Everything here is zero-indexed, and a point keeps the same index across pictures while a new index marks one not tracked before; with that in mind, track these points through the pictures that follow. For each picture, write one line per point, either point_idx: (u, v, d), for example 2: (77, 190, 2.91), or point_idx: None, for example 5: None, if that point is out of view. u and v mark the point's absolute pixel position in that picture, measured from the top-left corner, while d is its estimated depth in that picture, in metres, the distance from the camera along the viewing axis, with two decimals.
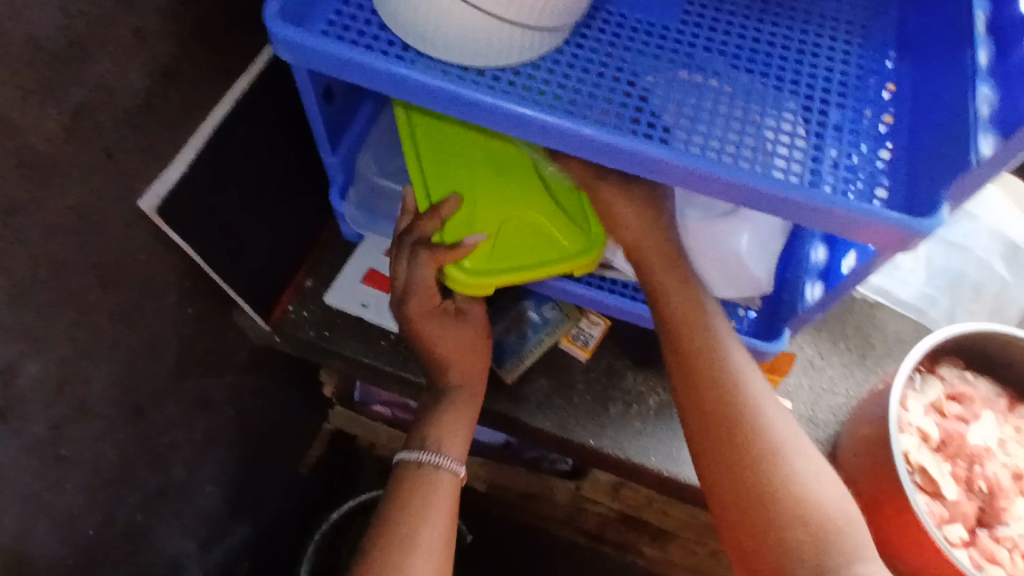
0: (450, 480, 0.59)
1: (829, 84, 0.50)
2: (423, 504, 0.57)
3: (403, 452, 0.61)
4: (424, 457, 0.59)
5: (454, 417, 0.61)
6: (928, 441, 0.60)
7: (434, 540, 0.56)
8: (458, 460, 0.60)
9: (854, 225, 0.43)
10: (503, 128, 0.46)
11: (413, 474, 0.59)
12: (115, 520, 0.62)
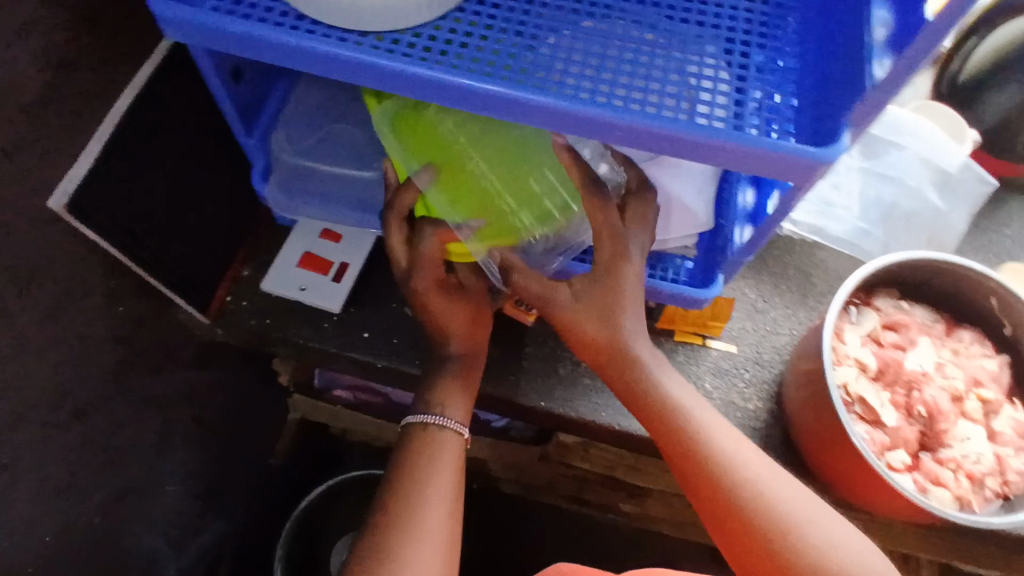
0: (458, 440, 0.59)
1: (736, 25, 0.50)
2: (433, 465, 0.56)
3: (410, 415, 0.60)
4: (432, 420, 0.58)
5: (455, 383, 0.61)
6: (865, 371, 0.61)
7: (446, 498, 0.55)
8: (464, 422, 0.60)
9: (757, 158, 0.43)
10: (405, 91, 0.45)
11: (420, 435, 0.58)
12: (74, 525, 0.61)
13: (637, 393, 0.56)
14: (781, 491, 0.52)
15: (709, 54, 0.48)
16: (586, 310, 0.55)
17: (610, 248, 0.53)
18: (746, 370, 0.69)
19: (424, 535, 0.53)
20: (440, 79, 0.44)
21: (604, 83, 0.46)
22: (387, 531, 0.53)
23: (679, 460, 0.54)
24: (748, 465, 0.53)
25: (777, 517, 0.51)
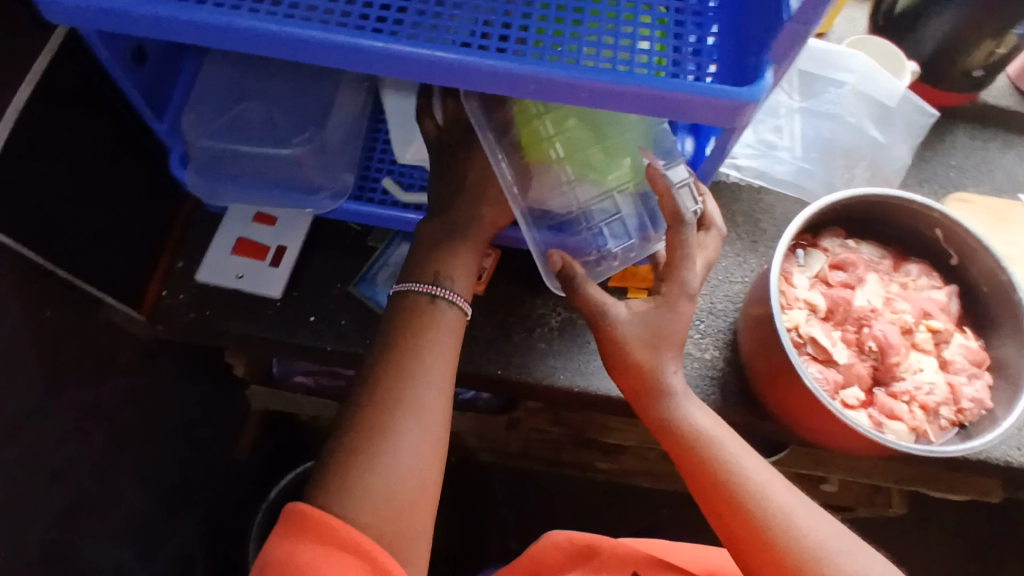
0: (456, 316, 0.55)
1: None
2: (432, 340, 0.53)
3: (403, 283, 0.56)
4: (433, 291, 0.55)
5: (461, 249, 0.57)
6: (816, 312, 0.61)
7: (440, 372, 0.52)
8: (465, 296, 0.56)
9: (680, 103, 0.41)
10: (309, 58, 0.43)
11: (420, 309, 0.54)
12: (26, 541, 0.58)
13: (672, 428, 0.54)
14: (814, 520, 0.51)
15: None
16: (641, 335, 0.53)
17: (677, 276, 0.52)
18: (700, 321, 0.69)
19: (419, 412, 0.51)
20: (343, 42, 0.41)
21: (517, 36, 0.44)
22: (378, 405, 0.50)
23: (717, 495, 0.53)
24: (780, 495, 0.52)
25: (814, 549, 0.50)
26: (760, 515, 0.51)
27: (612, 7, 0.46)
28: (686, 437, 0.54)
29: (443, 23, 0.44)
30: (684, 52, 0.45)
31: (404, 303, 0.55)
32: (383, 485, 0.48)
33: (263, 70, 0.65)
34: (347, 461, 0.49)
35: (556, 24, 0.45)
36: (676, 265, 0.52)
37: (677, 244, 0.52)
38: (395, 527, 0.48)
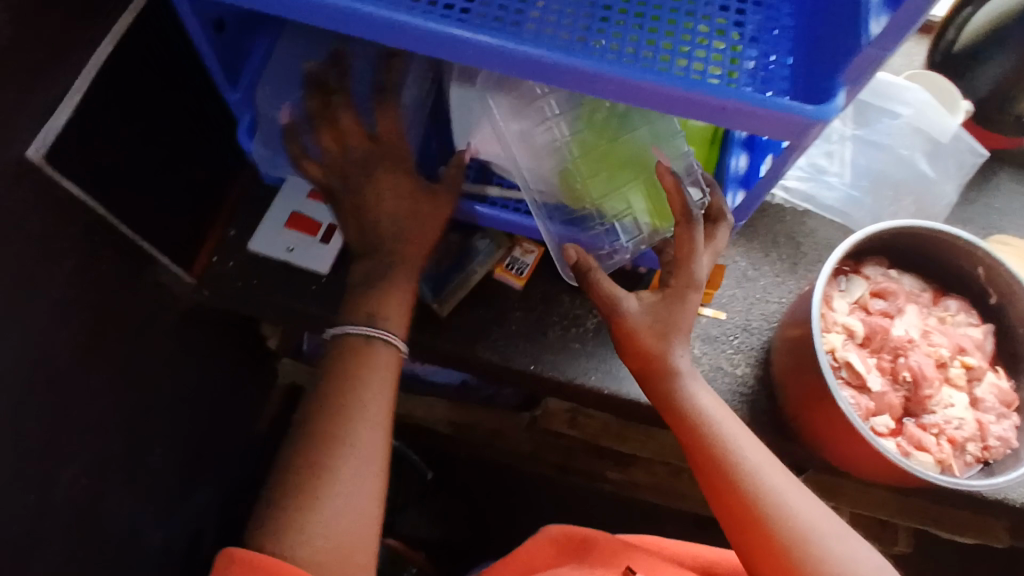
0: (393, 355, 0.57)
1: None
2: (370, 381, 0.55)
3: (341, 325, 0.58)
4: (376, 333, 0.56)
5: (404, 292, 0.58)
6: (853, 338, 0.62)
7: (379, 413, 0.55)
8: (401, 334, 0.57)
9: (750, 116, 0.42)
10: (392, 41, 0.44)
11: (355, 350, 0.56)
12: (57, 491, 0.58)
13: (677, 410, 0.55)
14: (808, 507, 0.52)
15: (703, 12, 0.47)
16: (651, 326, 0.54)
17: (684, 271, 0.53)
18: (735, 337, 0.70)
19: (359, 451, 0.53)
20: (428, 28, 0.42)
21: (597, 38, 0.45)
22: (318, 447, 0.52)
23: (713, 477, 0.54)
24: (777, 481, 0.53)
25: (804, 536, 0.51)
26: (752, 501, 0.52)
27: (692, 18, 0.47)
28: (688, 418, 0.55)
29: (525, 18, 0.45)
30: (756, 69, 0.46)
31: (341, 346, 0.57)
32: (321, 526, 0.50)
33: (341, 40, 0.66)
34: (291, 501, 0.51)
35: (636, 30, 0.46)
36: (682, 260, 0.53)
37: (684, 243, 0.53)
38: (337, 570, 0.49)
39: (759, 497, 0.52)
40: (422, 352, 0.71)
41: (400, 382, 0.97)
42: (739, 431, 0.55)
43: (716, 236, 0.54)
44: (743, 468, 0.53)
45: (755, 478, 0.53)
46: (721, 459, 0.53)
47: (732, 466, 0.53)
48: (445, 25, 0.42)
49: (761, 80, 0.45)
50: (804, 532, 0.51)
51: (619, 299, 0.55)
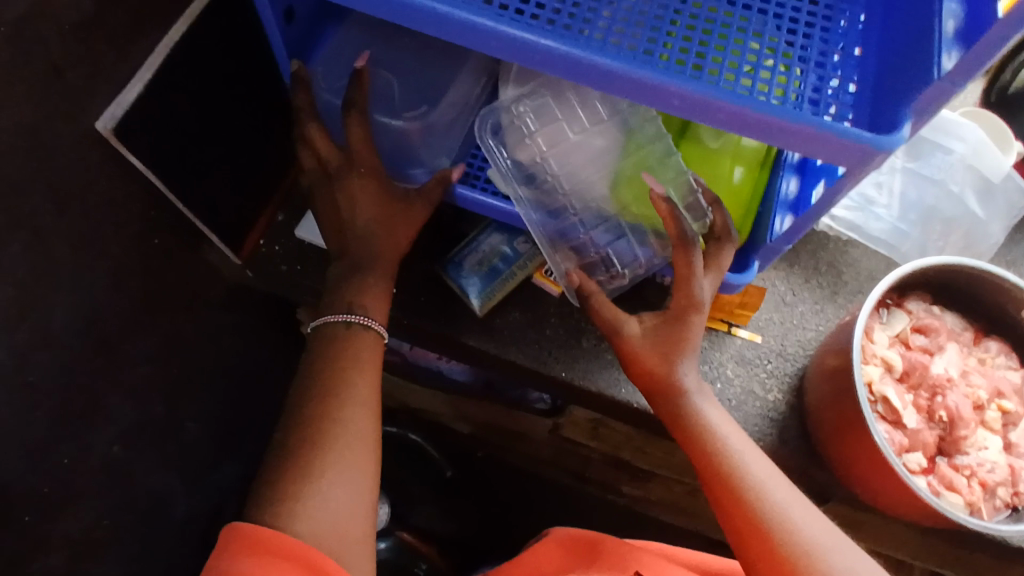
0: (375, 339, 0.59)
1: (800, 9, 0.49)
2: (352, 363, 0.57)
3: (321, 317, 0.60)
4: (357, 320, 0.59)
5: (381, 284, 0.61)
6: (891, 372, 0.61)
7: (365, 394, 0.56)
8: (381, 321, 0.60)
9: (814, 140, 0.42)
10: (460, 40, 0.44)
11: (336, 336, 0.58)
12: (89, 450, 0.60)
13: (682, 428, 0.56)
14: (813, 522, 0.51)
15: (768, 36, 0.47)
16: (653, 347, 0.55)
17: (684, 289, 0.53)
18: (769, 361, 0.70)
19: (347, 432, 0.54)
20: (501, 30, 0.42)
21: (664, 52, 0.45)
22: (310, 429, 0.54)
23: (719, 496, 0.54)
24: (782, 496, 0.52)
25: (806, 550, 0.50)
26: (757, 518, 0.52)
27: (758, 39, 0.47)
28: (692, 437, 0.55)
29: (590, 24, 0.45)
30: (821, 95, 0.45)
31: (323, 335, 0.59)
32: (318, 498, 0.50)
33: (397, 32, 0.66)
34: (283, 482, 0.51)
35: (704, 48, 0.46)
36: (682, 279, 0.53)
37: (682, 262, 0.53)
38: (336, 545, 0.50)
39: (765, 513, 0.52)
40: (456, 349, 0.72)
41: (426, 378, 0.98)
42: (745, 449, 0.55)
43: (721, 255, 0.55)
44: (749, 485, 0.53)
45: (760, 495, 0.52)
46: (726, 479, 0.53)
47: (737, 484, 0.53)
48: (518, 29, 0.42)
49: (825, 106, 0.45)
50: (808, 548, 0.50)
51: (621, 321, 0.56)
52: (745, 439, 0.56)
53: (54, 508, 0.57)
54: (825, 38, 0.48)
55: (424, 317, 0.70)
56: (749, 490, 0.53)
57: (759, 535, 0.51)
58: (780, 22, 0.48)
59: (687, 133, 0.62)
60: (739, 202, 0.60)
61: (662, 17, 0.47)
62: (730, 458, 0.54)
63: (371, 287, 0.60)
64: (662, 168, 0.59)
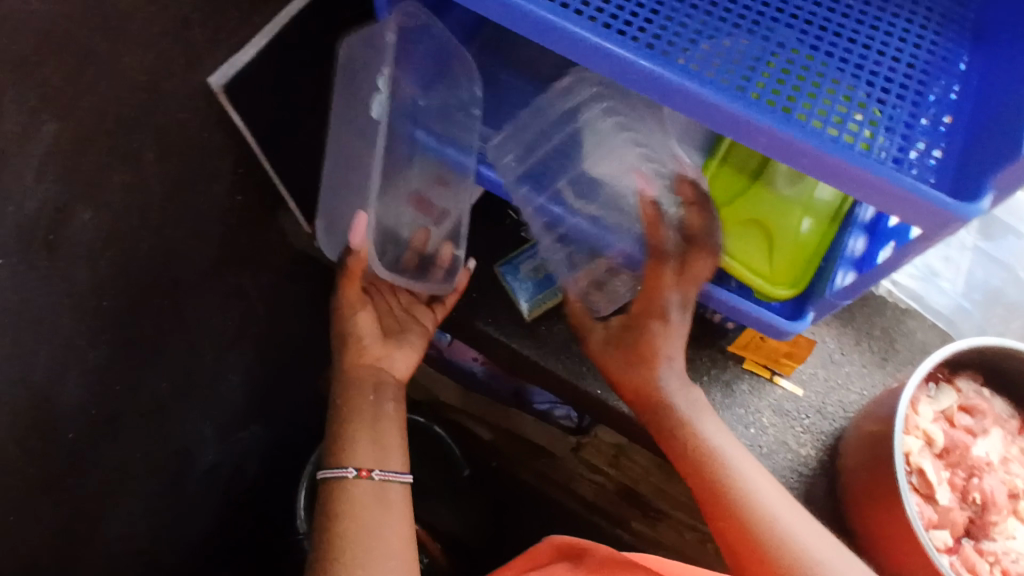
0: (363, 484, 0.56)
1: (897, 68, 0.49)
2: (342, 511, 0.55)
3: (326, 473, 0.58)
4: (339, 474, 0.56)
5: (362, 427, 0.59)
6: (931, 446, 0.61)
7: (387, 545, 0.53)
8: (367, 466, 0.57)
9: (893, 195, 0.42)
10: (562, 50, 0.46)
11: (340, 489, 0.56)
12: (138, 383, 0.63)
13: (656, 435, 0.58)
14: (805, 534, 0.51)
15: (861, 89, 0.47)
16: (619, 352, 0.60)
17: (642, 301, 0.58)
18: (806, 417, 0.70)
19: None
20: (605, 48, 0.44)
21: (756, 90, 0.46)
22: None
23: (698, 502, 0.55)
24: (769, 505, 0.52)
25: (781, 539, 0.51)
26: (747, 530, 0.52)
27: (852, 91, 0.47)
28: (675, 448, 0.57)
29: (688, 52, 0.46)
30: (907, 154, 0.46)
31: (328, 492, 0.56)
32: None
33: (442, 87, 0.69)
34: None
35: (796, 92, 0.46)
36: (648, 291, 0.57)
37: (646, 275, 0.58)
38: None
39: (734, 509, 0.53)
40: (499, 350, 0.74)
41: (459, 376, 1.00)
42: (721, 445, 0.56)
43: (694, 261, 0.56)
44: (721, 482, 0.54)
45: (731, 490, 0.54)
46: (712, 490, 0.54)
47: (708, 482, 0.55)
48: (621, 48, 0.44)
49: (908, 164, 0.45)
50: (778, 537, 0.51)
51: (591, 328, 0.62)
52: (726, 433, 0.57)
53: (98, 431, 0.60)
54: (918, 99, 0.48)
55: (473, 313, 0.72)
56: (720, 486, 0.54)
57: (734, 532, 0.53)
58: (876, 77, 0.48)
59: (763, 174, 0.61)
60: (804, 251, 0.59)
61: (760, 56, 0.47)
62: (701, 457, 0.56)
63: (372, 415, 0.60)
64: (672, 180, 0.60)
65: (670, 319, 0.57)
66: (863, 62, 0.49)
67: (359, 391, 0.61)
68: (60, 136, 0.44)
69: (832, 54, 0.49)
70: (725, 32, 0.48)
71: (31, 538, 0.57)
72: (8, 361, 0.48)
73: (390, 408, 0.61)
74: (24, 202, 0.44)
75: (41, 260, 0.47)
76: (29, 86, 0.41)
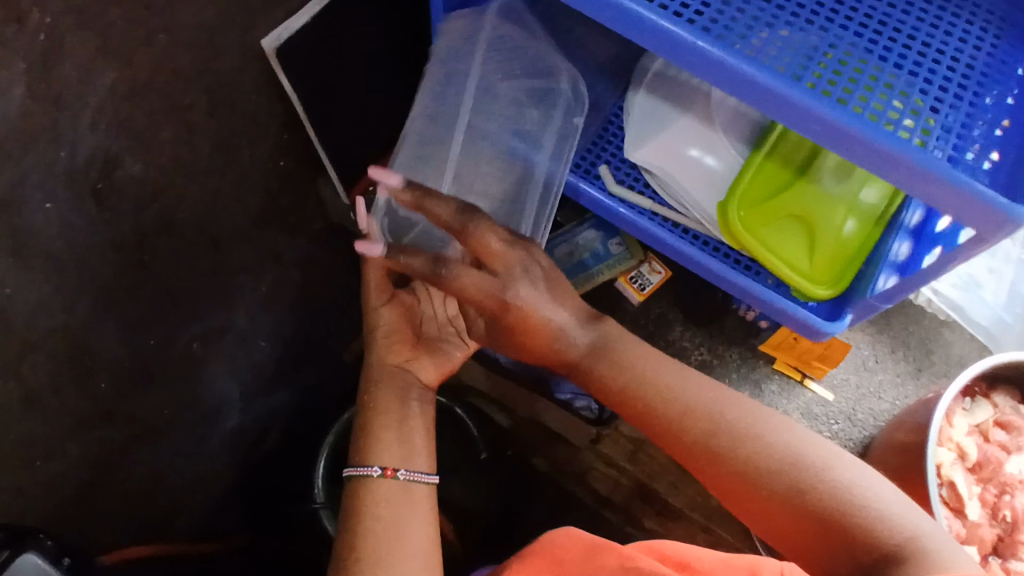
0: (386, 482, 0.55)
1: (955, 68, 0.47)
2: (363, 510, 0.53)
3: (349, 469, 0.56)
4: (363, 472, 0.55)
5: (386, 423, 0.58)
6: (964, 460, 0.59)
7: (413, 544, 0.52)
8: (392, 464, 0.56)
9: (944, 191, 0.41)
10: (617, 27, 0.46)
11: (361, 487, 0.55)
12: (174, 339, 0.64)
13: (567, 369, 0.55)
14: (779, 436, 0.48)
15: (918, 85, 0.46)
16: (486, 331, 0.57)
17: (496, 304, 0.52)
18: (836, 423, 0.69)
19: None
20: (661, 25, 0.44)
21: (810, 79, 0.45)
22: None
23: (639, 427, 0.53)
24: (740, 423, 0.49)
25: (706, 441, 0.49)
26: (737, 472, 0.48)
27: (908, 87, 0.46)
28: (623, 403, 0.53)
29: (742, 35, 0.45)
30: (961, 152, 0.44)
31: (350, 489, 0.55)
32: None
33: (510, 86, 0.67)
34: None
35: (850, 83, 0.45)
36: (492, 292, 0.51)
37: (472, 283, 0.51)
38: None
39: (663, 427, 0.51)
40: None
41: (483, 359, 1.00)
42: (621, 355, 0.53)
43: (488, 238, 0.52)
44: (637, 399, 0.52)
45: (644, 406, 0.52)
46: (687, 450, 0.50)
47: (629, 404, 0.52)
48: (677, 26, 0.43)
49: (962, 162, 0.44)
50: (704, 441, 0.49)
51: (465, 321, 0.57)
52: (625, 339, 0.54)
53: (131, 383, 0.61)
54: (975, 100, 0.47)
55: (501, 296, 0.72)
56: (637, 401, 0.52)
57: (683, 452, 0.50)
58: (934, 76, 0.47)
59: (808, 171, 0.59)
60: (845, 253, 0.58)
61: (815, 46, 0.47)
62: (607, 376, 0.53)
63: (398, 415, 0.58)
64: (691, 177, 0.60)
65: (523, 302, 0.52)
66: (922, 60, 0.47)
67: (391, 397, 0.59)
68: (116, 87, 0.45)
69: (889, 49, 0.47)
70: (783, 20, 0.47)
71: (59, 482, 0.59)
72: (51, 305, 0.49)
73: (417, 411, 0.59)
74: (77, 148, 0.45)
75: (90, 209, 0.48)
76: (88, 33, 0.41)
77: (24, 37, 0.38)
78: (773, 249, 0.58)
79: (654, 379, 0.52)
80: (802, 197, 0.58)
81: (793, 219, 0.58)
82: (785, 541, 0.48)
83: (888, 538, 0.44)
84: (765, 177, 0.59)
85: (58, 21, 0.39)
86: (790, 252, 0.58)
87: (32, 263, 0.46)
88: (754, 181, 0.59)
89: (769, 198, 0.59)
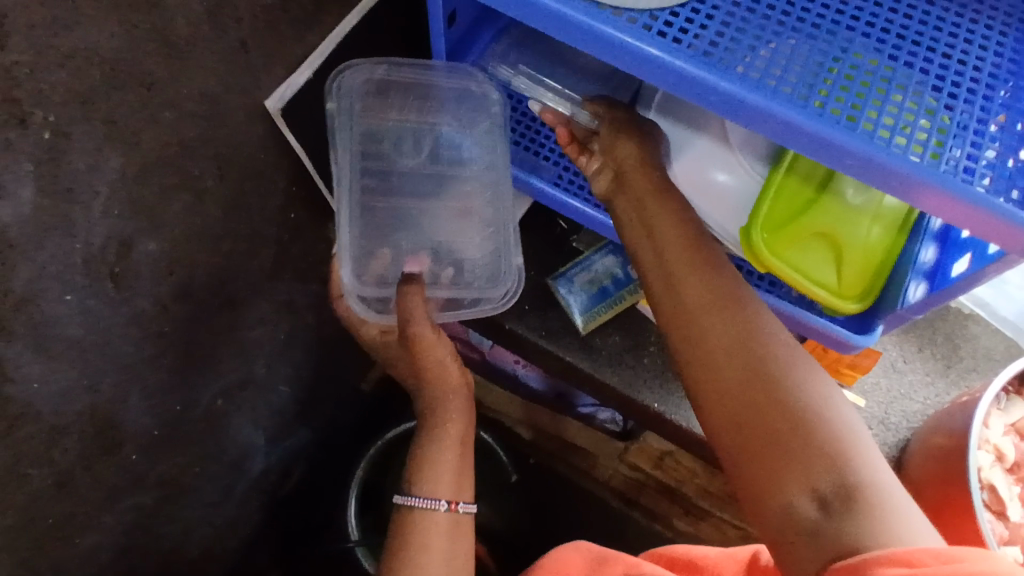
0: (448, 515, 0.57)
1: (1001, 59, 0.43)
2: (421, 537, 0.55)
3: (405, 494, 0.58)
4: (427, 503, 0.57)
5: (446, 445, 0.61)
6: (1002, 461, 0.59)
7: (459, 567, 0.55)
8: (453, 497, 0.58)
9: (987, 215, 0.40)
10: (639, 71, 0.43)
11: (419, 512, 0.57)
12: (196, 399, 0.63)
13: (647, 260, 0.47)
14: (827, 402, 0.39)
15: (960, 84, 0.43)
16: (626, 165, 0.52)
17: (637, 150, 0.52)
18: (869, 429, 0.68)
19: None
20: (685, 70, 0.42)
21: (842, 96, 0.42)
22: None
23: (678, 329, 0.43)
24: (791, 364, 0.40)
25: (760, 361, 0.40)
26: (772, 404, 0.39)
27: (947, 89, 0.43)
28: (680, 306, 0.43)
29: (769, 56, 0.42)
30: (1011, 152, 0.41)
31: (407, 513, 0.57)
32: None
33: (411, 120, 0.67)
34: None
35: (886, 95, 0.42)
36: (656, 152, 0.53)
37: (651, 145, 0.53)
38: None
39: (716, 335, 0.42)
40: (549, 364, 0.72)
41: (497, 379, 0.99)
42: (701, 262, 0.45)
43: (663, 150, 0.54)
44: (698, 305, 0.43)
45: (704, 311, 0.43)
46: (722, 371, 0.41)
47: (684, 310, 0.43)
48: (702, 71, 0.41)
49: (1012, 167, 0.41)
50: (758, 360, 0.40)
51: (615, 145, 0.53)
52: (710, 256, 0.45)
53: (159, 449, 0.61)
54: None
55: (523, 320, 0.69)
56: (693, 305, 0.43)
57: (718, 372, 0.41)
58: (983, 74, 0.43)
59: (831, 185, 0.56)
60: (875, 261, 0.56)
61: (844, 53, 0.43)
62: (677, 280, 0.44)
63: (452, 438, 0.61)
64: (706, 198, 0.59)
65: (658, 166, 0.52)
66: (963, 57, 0.43)
67: (455, 414, 0.63)
68: (126, 171, 0.44)
69: (927, 43, 0.44)
70: (810, 30, 0.44)
71: (96, 554, 0.59)
72: (77, 391, 0.49)
73: (469, 437, 0.63)
74: (91, 237, 0.44)
75: (108, 292, 0.48)
76: (93, 122, 0.40)
77: (28, 138, 0.37)
78: (806, 276, 0.56)
79: (720, 288, 0.43)
80: (823, 216, 0.56)
81: (818, 238, 0.56)
82: (739, 482, 0.40)
83: (853, 544, 0.34)
84: (787, 195, 0.56)
85: (61, 118, 0.39)
86: (825, 274, 0.56)
87: (55, 355, 0.46)
88: (779, 206, 0.56)
89: (797, 220, 0.56)
